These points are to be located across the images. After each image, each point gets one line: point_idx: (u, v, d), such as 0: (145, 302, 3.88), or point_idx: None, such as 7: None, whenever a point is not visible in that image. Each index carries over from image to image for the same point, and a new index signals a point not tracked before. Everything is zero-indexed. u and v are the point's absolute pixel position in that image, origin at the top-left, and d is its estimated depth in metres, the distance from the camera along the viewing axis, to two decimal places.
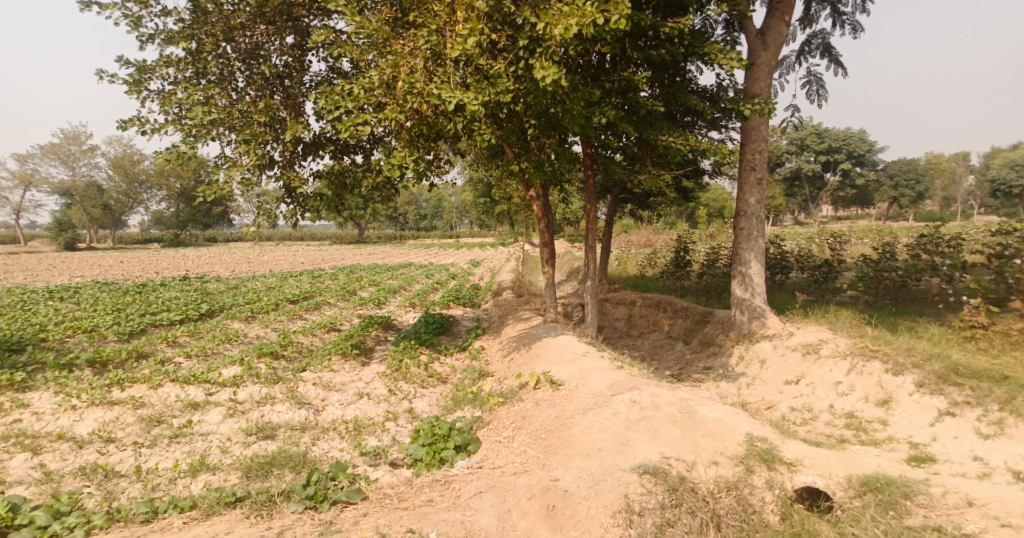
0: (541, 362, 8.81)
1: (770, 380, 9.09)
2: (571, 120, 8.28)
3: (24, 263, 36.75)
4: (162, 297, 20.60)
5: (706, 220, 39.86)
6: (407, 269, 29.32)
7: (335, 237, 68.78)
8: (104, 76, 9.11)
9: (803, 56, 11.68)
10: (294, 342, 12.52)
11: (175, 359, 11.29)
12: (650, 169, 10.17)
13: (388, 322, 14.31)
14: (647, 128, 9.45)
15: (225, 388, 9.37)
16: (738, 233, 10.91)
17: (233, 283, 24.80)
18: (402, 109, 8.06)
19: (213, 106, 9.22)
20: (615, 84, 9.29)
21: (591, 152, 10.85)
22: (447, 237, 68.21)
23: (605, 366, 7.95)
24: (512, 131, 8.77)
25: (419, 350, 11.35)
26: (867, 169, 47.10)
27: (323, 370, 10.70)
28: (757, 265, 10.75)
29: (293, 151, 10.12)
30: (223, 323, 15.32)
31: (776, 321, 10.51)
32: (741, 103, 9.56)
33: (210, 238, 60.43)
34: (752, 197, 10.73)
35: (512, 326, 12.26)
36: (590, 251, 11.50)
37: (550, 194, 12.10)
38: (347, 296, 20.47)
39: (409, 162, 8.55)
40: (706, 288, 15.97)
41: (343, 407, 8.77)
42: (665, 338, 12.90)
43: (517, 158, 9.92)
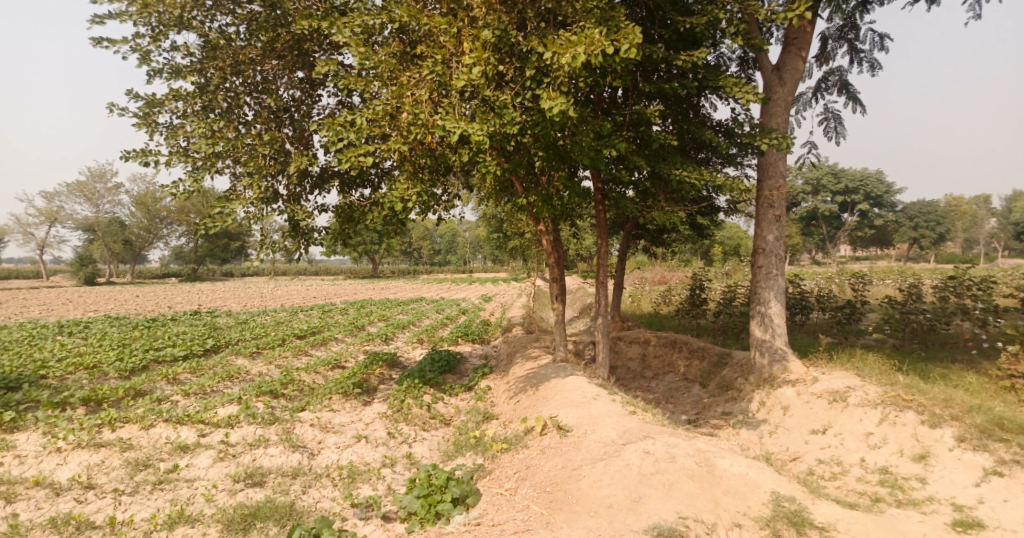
0: (549, 406, 8.32)
1: (794, 428, 8.52)
2: (580, 153, 7.98)
3: (42, 297, 37.06)
4: (170, 332, 20.36)
5: (722, 259, 39.32)
6: (418, 304, 28.99)
7: (350, 272, 68.91)
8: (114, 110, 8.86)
9: (820, 93, 11.37)
10: (296, 380, 12.13)
11: (172, 398, 10.93)
12: (663, 205, 9.80)
13: (393, 360, 13.89)
14: (661, 162, 9.13)
15: (219, 430, 8.96)
16: (757, 271, 10.44)
17: (243, 318, 24.58)
18: (406, 141, 7.80)
19: (217, 139, 8.93)
20: (627, 117, 9.02)
21: (603, 187, 10.53)
22: (461, 273, 68.03)
23: (616, 411, 7.45)
24: (519, 163, 8.48)
25: (422, 390, 10.90)
26: (886, 209, 46.46)
27: (322, 410, 10.27)
28: (777, 304, 10.27)
29: (300, 185, 9.89)
30: (227, 359, 14.99)
31: (799, 364, 9.95)
32: (759, 137, 9.23)
33: (226, 272, 60.81)
34: (771, 234, 10.30)
35: (521, 366, 11.79)
36: (601, 288, 11.08)
37: (561, 230, 11.77)
38: (355, 331, 20.12)
39: (413, 195, 8.26)
40: (723, 327, 15.43)
41: (339, 451, 8.32)
42: (681, 380, 12.35)
43: (526, 192, 9.61)
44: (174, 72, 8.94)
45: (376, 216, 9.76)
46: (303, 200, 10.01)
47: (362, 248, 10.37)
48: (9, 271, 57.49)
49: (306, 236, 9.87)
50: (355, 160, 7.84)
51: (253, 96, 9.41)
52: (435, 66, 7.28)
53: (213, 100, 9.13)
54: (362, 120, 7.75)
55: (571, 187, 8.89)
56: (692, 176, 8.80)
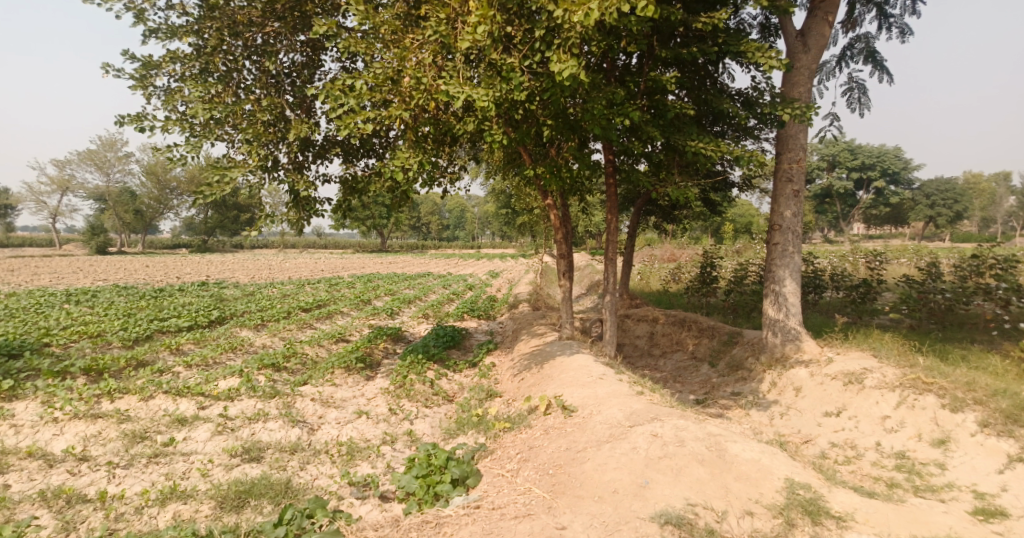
0: (554, 384, 8.11)
1: (806, 411, 8.27)
2: (591, 121, 7.63)
3: (53, 266, 37.26)
4: (176, 303, 20.30)
5: (732, 236, 38.83)
6: (425, 278, 28.86)
7: (358, 245, 68.81)
8: (109, 71, 8.58)
9: (845, 62, 10.90)
10: (299, 353, 11.99)
11: (174, 369, 10.82)
12: (676, 178, 9.46)
13: (398, 334, 13.73)
14: (675, 133, 8.76)
15: (219, 402, 8.82)
16: (772, 248, 10.11)
17: (251, 290, 24.51)
18: (408, 107, 7.50)
19: (214, 104, 8.65)
20: (641, 85, 8.65)
21: (614, 160, 10.19)
22: (470, 248, 67.77)
23: (623, 391, 7.22)
24: (526, 132, 8.16)
25: (426, 365, 10.72)
26: (902, 187, 45.59)
27: (324, 385, 10.12)
28: (793, 283, 9.95)
29: (303, 154, 9.62)
30: (232, 331, 14.88)
31: (813, 345, 9.66)
32: (780, 107, 8.83)
33: (235, 244, 60.94)
34: (788, 210, 9.96)
35: (527, 342, 11.56)
36: (610, 264, 10.81)
37: (570, 205, 11.47)
38: (361, 305, 19.98)
39: (416, 164, 7.97)
40: (734, 306, 15.12)
41: (339, 426, 8.17)
42: (689, 359, 12.12)
43: (534, 163, 9.29)
44: (169, 33, 8.61)
45: (380, 187, 9.46)
46: (305, 169, 9.74)
47: (365, 220, 10.12)
48: (21, 240, 57.83)
49: (307, 207, 9.60)
50: (354, 126, 7.52)
51: (252, 60, 9.12)
52: (439, 27, 6.93)
53: (210, 63, 8.83)
54: (363, 84, 7.42)
55: (581, 158, 8.56)
56: (707, 148, 8.45)
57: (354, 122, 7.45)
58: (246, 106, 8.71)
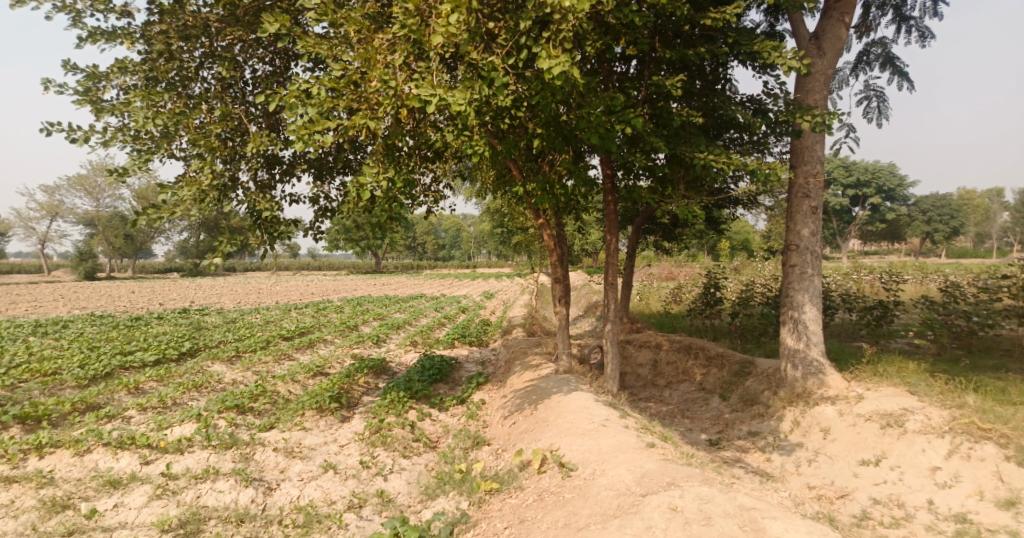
0: (550, 431, 7.04)
1: (838, 457, 7.22)
2: (586, 130, 6.66)
3: (37, 292, 36.08)
4: (149, 333, 19.13)
5: (728, 254, 38.02)
6: (417, 301, 27.79)
7: (350, 267, 67.62)
8: (49, 85, 7.75)
9: (860, 69, 10.01)
10: (269, 391, 10.84)
11: (126, 414, 9.68)
12: (683, 194, 8.51)
13: (381, 366, 12.63)
14: (682, 144, 7.82)
15: (166, 456, 7.72)
16: (789, 269, 9.11)
17: (234, 317, 23.38)
18: (374, 116, 6.48)
19: (156, 113, 7.61)
20: (641, 91, 7.75)
21: (612, 174, 9.23)
22: (462, 268, 66.69)
23: (630, 443, 6.18)
24: (513, 143, 7.21)
25: (407, 405, 9.63)
26: (899, 203, 44.93)
27: (292, 429, 9.00)
28: (813, 309, 8.94)
29: (268, 171, 8.61)
30: (202, 364, 13.74)
31: (838, 379, 8.62)
32: (799, 114, 7.91)
33: (226, 268, 59.95)
34: (806, 228, 8.99)
35: (519, 376, 10.47)
36: (609, 290, 9.79)
37: (564, 224, 10.50)
38: (346, 332, 18.83)
39: (385, 182, 6.95)
40: (741, 330, 14.11)
41: (301, 485, 7.11)
42: (698, 391, 11.07)
43: (524, 180, 8.32)
44: (110, 36, 7.67)
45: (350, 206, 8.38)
46: (270, 188, 8.74)
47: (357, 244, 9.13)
48: (7, 266, 56.32)
49: (271, 231, 8.47)
50: (312, 141, 6.47)
51: (208, 69, 8.13)
52: (408, 20, 5.90)
53: (158, 70, 7.86)
54: (321, 91, 6.39)
55: (576, 173, 7.58)
56: (717, 160, 7.50)
57: (311, 134, 6.35)
58: (204, 116, 7.64)
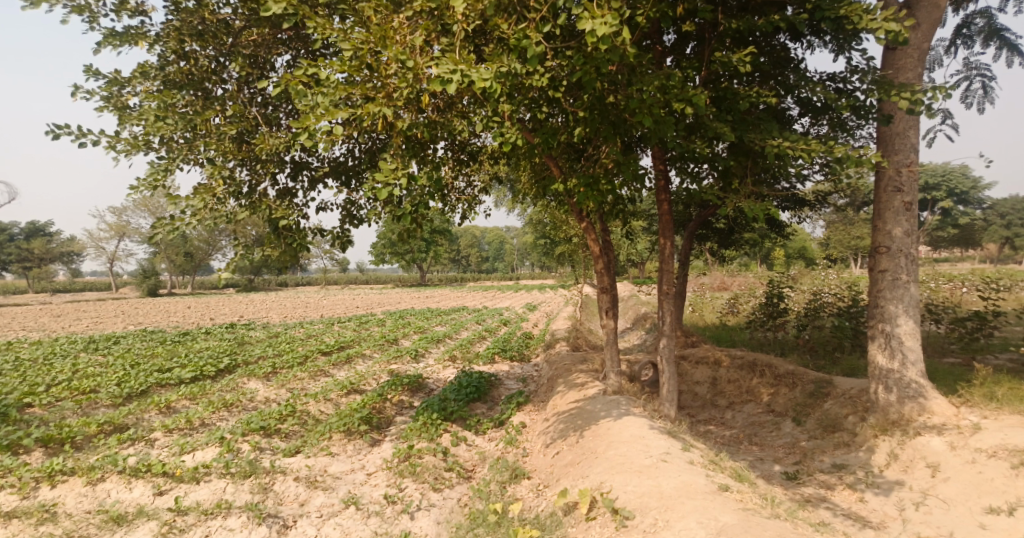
0: (598, 465, 6.13)
1: (954, 502, 6.60)
2: (637, 114, 5.72)
3: (98, 308, 36.99)
4: (193, 348, 18.85)
5: (785, 263, 36.03)
6: (459, 314, 27.02)
7: (397, 281, 67.73)
8: (79, 92, 7.36)
9: (958, 46, 8.74)
10: (298, 411, 10.14)
11: (149, 436, 9.09)
12: (751, 188, 7.40)
13: (417, 384, 11.81)
14: (750, 130, 6.86)
15: (181, 486, 7.04)
16: (878, 276, 8.16)
17: (276, 332, 23.03)
18: (391, 104, 5.71)
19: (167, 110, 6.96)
20: (701, 71, 6.81)
21: (665, 167, 8.21)
22: (509, 280, 65.92)
23: (697, 485, 5.29)
24: (551, 132, 6.42)
25: (441, 428, 8.78)
26: (972, 206, 41.93)
27: (318, 455, 8.27)
28: (909, 322, 8.00)
29: (288, 178, 8.00)
30: (237, 381, 13.17)
31: (942, 404, 7.74)
32: (894, 91, 6.73)
33: (279, 284, 61.10)
34: (898, 227, 7.99)
35: (563, 396, 9.50)
36: (664, 301, 8.71)
37: (612, 229, 9.55)
38: (386, 346, 18.15)
39: (406, 179, 6.14)
40: (811, 345, 12.80)
41: (319, 523, 6.35)
42: (765, 412, 9.89)
43: (566, 176, 7.43)
44: (122, 36, 7.16)
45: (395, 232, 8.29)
46: (290, 195, 8.14)
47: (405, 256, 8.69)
48: (80, 284, 58.74)
49: (291, 240, 7.65)
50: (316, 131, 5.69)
51: (221, 63, 7.43)
52: None
53: (172, 70, 7.26)
54: (330, 76, 5.64)
55: (626, 166, 6.62)
56: (794, 148, 6.45)
57: (319, 124, 5.60)
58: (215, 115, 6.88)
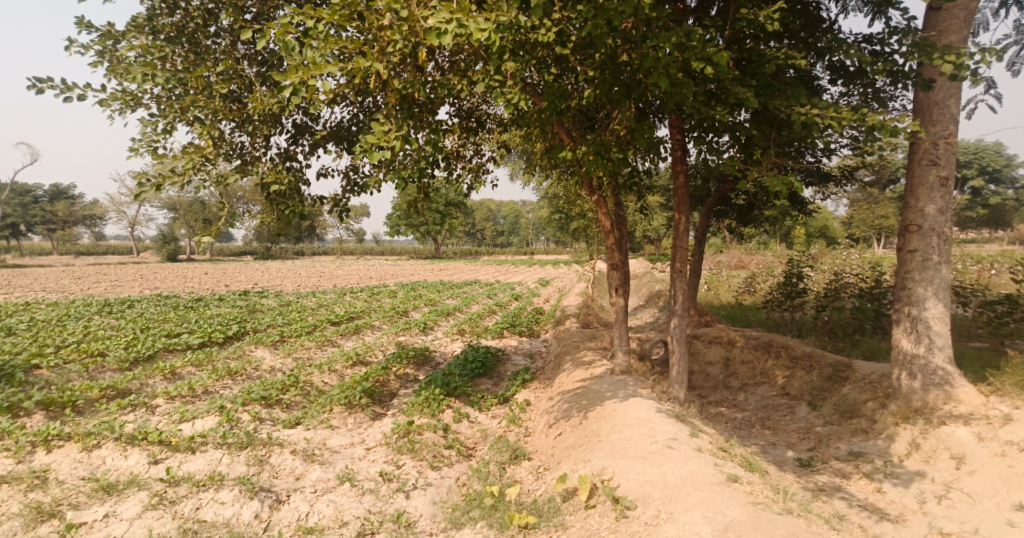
0: (601, 449, 5.89)
1: (980, 497, 6.28)
2: (652, 75, 5.34)
3: (115, 272, 37.18)
4: (203, 315, 18.77)
5: (805, 242, 35.29)
6: (471, 287, 26.80)
7: (412, 252, 67.67)
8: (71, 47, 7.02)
9: (1008, 8, 8.14)
10: (301, 382, 9.97)
11: (151, 403, 8.93)
12: (773, 160, 6.96)
13: (423, 357, 11.59)
14: (775, 96, 6.42)
15: (177, 455, 6.85)
16: (907, 256, 7.74)
17: (287, 300, 22.93)
18: (382, 58, 5.40)
19: (154, 66, 6.59)
20: (724, 31, 6.38)
21: (682, 137, 7.79)
22: (524, 254, 65.63)
23: (705, 475, 5.03)
24: (560, 94, 6.06)
25: (443, 404, 8.57)
26: (1002, 188, 40.66)
27: (317, 427, 8.09)
28: (938, 306, 7.57)
29: (288, 142, 7.71)
30: (243, 349, 13.04)
31: (970, 392, 7.36)
32: (935, 55, 6.25)
33: (295, 253, 61.32)
34: (931, 205, 7.55)
35: (569, 374, 9.23)
36: (676, 279, 8.33)
37: (626, 204, 9.16)
38: (396, 318, 17.96)
39: (401, 141, 5.81)
40: (830, 327, 12.38)
41: (313, 499, 6.19)
42: (779, 395, 9.56)
43: (576, 144, 7.04)
44: None
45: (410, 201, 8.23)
46: (290, 160, 7.85)
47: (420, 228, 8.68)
48: (101, 248, 59.28)
49: (285, 207, 7.40)
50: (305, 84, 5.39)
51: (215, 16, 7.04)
52: None
53: (163, 23, 6.89)
54: (320, 25, 5.33)
55: (639, 133, 6.22)
56: (821, 116, 6.02)
57: (310, 79, 5.30)
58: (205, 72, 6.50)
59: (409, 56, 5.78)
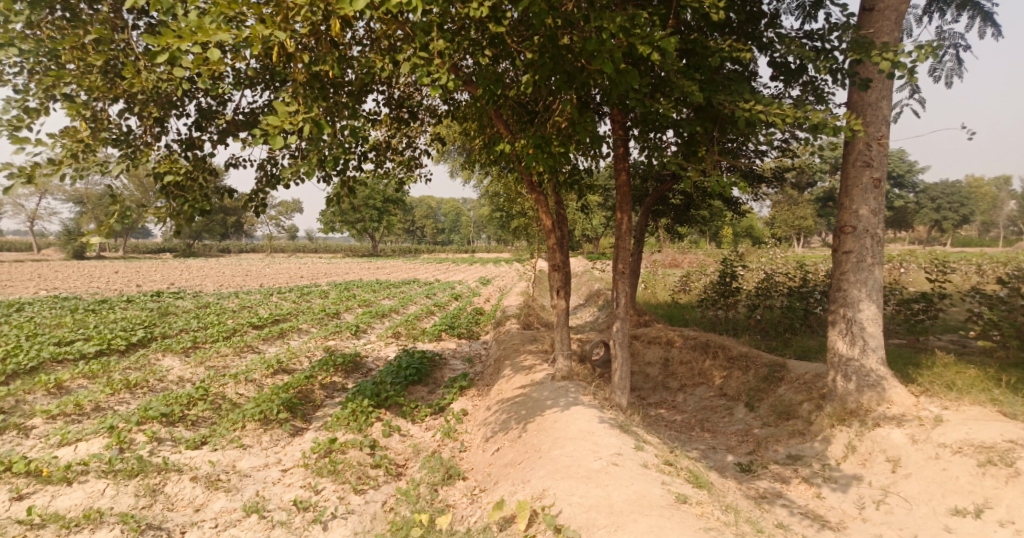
0: (540, 466, 5.44)
1: (916, 502, 6.17)
2: (594, 61, 4.90)
3: (12, 271, 34.00)
4: (109, 319, 17.17)
5: (732, 241, 36.27)
6: (408, 286, 25.91)
7: (344, 250, 65.69)
8: None
9: (931, 14, 8.18)
10: (213, 394, 9.02)
11: (29, 425, 7.80)
12: (716, 157, 6.67)
13: (352, 364, 10.81)
14: (719, 91, 6.14)
15: (48, 488, 5.90)
16: (843, 257, 7.66)
17: (206, 302, 21.41)
18: (286, 28, 4.74)
19: (13, 34, 5.49)
20: (667, 21, 6.04)
21: (623, 132, 7.42)
22: (461, 253, 64.93)
23: (649, 498, 4.66)
24: (495, 80, 5.53)
25: (371, 417, 7.89)
26: (909, 190, 43.14)
27: (226, 448, 7.26)
28: (872, 307, 7.52)
29: (190, 128, 6.84)
30: (149, 358, 11.84)
31: (903, 393, 7.31)
32: (873, 50, 6.12)
33: (219, 250, 58.29)
34: (866, 205, 7.49)
35: (508, 381, 8.74)
36: (618, 281, 7.95)
37: (566, 202, 8.73)
38: (325, 320, 16.97)
39: (313, 126, 5.13)
40: (763, 325, 12.40)
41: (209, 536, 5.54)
42: (717, 396, 9.38)
43: (515, 137, 6.55)
44: None
45: (334, 194, 7.53)
46: (194, 148, 6.98)
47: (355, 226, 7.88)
48: (1, 245, 54.48)
49: (185, 203, 6.57)
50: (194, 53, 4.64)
51: None
52: None
53: None
54: None
55: (582, 125, 5.78)
56: (765, 111, 5.76)
57: (196, 46, 4.56)
58: (78, 41, 5.56)
59: (318, 29, 5.15)
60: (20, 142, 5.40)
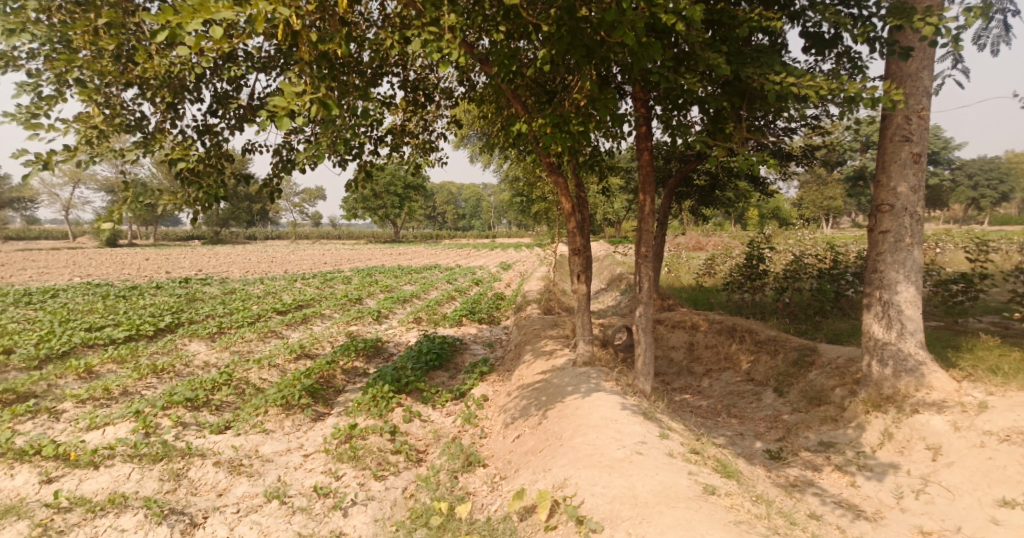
0: (562, 454, 5.32)
1: (960, 492, 5.93)
2: (614, 33, 4.70)
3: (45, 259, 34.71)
4: (137, 305, 17.39)
5: (758, 222, 35.58)
6: (430, 271, 25.89)
7: (367, 236, 66.07)
8: None
9: None
10: (236, 379, 9.05)
11: (57, 410, 7.88)
12: (744, 134, 6.41)
13: (373, 349, 10.78)
14: (747, 63, 5.86)
15: (75, 472, 5.94)
16: (878, 237, 7.34)
17: (231, 288, 21.61)
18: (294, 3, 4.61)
19: (26, 18, 5.44)
20: None
21: (646, 109, 7.17)
22: (482, 237, 64.87)
23: (677, 488, 4.52)
24: (512, 56, 5.35)
25: (392, 402, 7.83)
26: (943, 168, 41.82)
27: (249, 432, 7.27)
28: (910, 289, 7.20)
29: (205, 114, 6.76)
30: (175, 343, 11.95)
31: (943, 379, 7.02)
32: (914, 15, 5.79)
33: (244, 237, 58.99)
34: (904, 182, 7.15)
35: (529, 366, 8.61)
36: (641, 264, 7.73)
37: (588, 184, 8.51)
38: (347, 305, 17.00)
39: (322, 106, 5.01)
40: (791, 308, 12.09)
41: (232, 521, 5.54)
42: (745, 381, 9.14)
43: (534, 116, 6.36)
44: None
45: (352, 178, 7.42)
46: (209, 133, 6.90)
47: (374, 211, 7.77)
48: (35, 233, 55.77)
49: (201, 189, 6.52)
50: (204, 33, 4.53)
51: None
52: None
53: None
54: None
55: (602, 102, 5.58)
56: (796, 83, 5.49)
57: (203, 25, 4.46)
58: (90, 24, 5.50)
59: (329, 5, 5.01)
60: (35, 127, 5.36)
